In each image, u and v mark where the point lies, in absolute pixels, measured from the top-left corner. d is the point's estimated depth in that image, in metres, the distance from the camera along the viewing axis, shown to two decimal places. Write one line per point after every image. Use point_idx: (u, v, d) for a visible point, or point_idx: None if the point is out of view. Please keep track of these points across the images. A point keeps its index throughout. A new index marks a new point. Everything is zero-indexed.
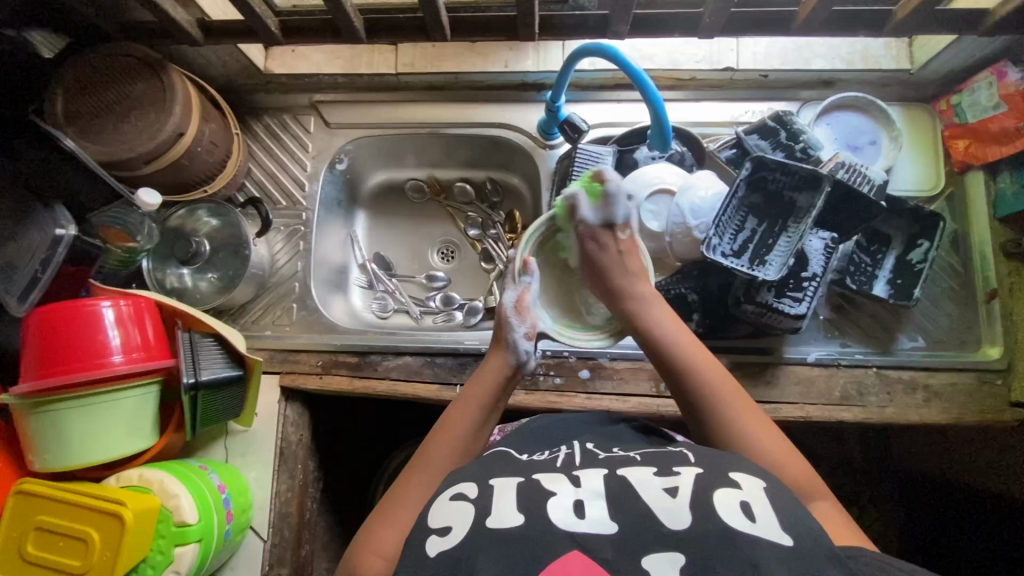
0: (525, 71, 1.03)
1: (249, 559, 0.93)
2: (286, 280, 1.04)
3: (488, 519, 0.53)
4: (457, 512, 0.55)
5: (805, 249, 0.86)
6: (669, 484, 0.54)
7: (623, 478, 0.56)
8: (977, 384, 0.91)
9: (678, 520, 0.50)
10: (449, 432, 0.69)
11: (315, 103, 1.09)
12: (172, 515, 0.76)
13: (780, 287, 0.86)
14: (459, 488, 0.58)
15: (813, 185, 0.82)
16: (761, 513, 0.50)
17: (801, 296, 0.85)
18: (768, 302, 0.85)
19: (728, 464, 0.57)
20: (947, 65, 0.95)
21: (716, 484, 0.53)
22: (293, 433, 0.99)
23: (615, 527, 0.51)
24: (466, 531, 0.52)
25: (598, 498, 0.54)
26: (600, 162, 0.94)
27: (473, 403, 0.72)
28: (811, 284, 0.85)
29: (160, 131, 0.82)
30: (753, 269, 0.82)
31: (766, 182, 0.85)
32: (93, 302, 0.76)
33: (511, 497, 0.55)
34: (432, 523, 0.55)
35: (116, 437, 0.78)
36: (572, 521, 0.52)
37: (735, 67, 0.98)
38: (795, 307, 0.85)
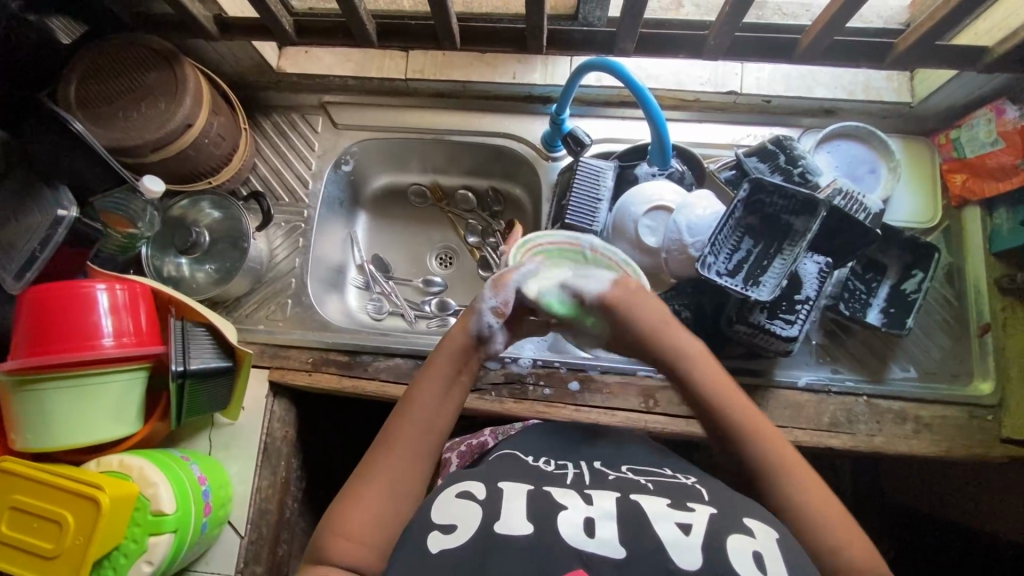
0: (532, 83, 1.05)
1: (226, 552, 0.92)
2: (283, 275, 1.05)
3: (496, 523, 0.52)
4: (463, 511, 0.54)
5: (799, 271, 0.87)
6: (683, 520, 0.52)
7: (636, 504, 0.55)
8: (968, 418, 0.91)
9: (690, 561, 0.48)
10: (419, 408, 0.63)
11: (324, 103, 1.11)
12: (149, 503, 0.75)
13: (772, 308, 0.86)
14: (465, 486, 0.58)
15: (811, 210, 0.83)
16: (773, 568, 0.48)
17: (793, 319, 0.85)
18: (760, 323, 0.85)
19: (745, 510, 0.54)
20: (947, 100, 0.96)
21: (730, 528, 0.51)
22: (279, 429, 0.99)
23: (622, 552, 0.49)
24: (468, 534, 0.51)
25: (609, 518, 0.52)
26: (601, 177, 0.95)
27: (442, 375, 0.65)
28: (803, 306, 0.85)
29: (169, 120, 0.83)
30: (747, 289, 0.83)
31: (763, 205, 0.86)
32: (89, 284, 0.76)
33: (521, 505, 0.54)
34: (436, 518, 0.54)
35: (100, 421, 0.77)
36: (581, 540, 0.50)
37: (739, 91, 1.00)
38: (787, 329, 0.85)
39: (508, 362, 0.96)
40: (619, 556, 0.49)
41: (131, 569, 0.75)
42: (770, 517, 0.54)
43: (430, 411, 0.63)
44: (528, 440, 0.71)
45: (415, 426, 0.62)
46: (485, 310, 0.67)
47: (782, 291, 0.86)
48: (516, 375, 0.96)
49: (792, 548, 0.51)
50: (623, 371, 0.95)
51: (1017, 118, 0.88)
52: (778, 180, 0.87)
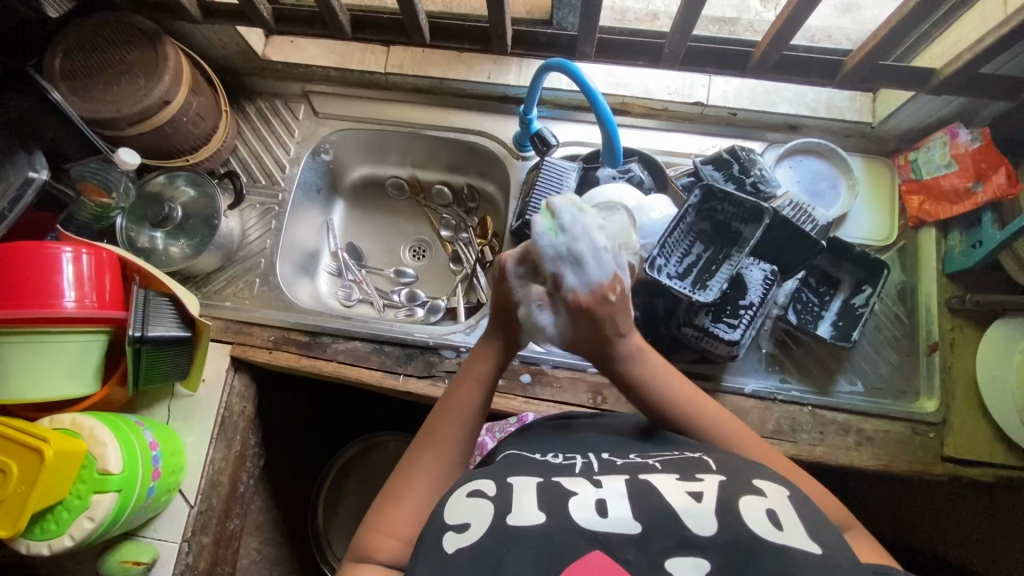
0: (506, 84, 1.08)
1: (173, 521, 0.94)
2: (253, 255, 1.08)
3: (509, 516, 0.53)
4: (476, 509, 0.55)
5: (743, 277, 0.88)
6: (694, 488, 0.54)
7: (646, 482, 0.56)
8: (910, 434, 0.92)
9: (705, 526, 0.50)
10: (457, 413, 0.70)
11: (307, 92, 1.14)
12: (95, 462, 0.77)
13: (717, 312, 0.88)
14: (475, 485, 0.58)
15: (755, 221, 0.85)
16: (788, 522, 0.51)
17: (737, 323, 0.87)
18: (704, 326, 0.87)
19: (751, 472, 0.57)
20: (906, 123, 0.99)
21: (742, 490, 0.54)
22: (237, 404, 1.01)
23: (638, 527, 0.51)
24: (484, 529, 0.53)
25: (621, 497, 0.54)
26: (564, 177, 0.98)
27: (477, 381, 0.73)
28: (746, 312, 0.87)
29: (146, 96, 0.87)
30: (692, 292, 0.85)
31: (711, 215, 0.88)
32: (56, 248, 0.79)
33: (532, 496, 0.55)
34: (449, 519, 0.55)
35: (56, 379, 0.80)
36: (595, 520, 0.52)
37: (705, 102, 1.03)
38: (730, 333, 0.87)
39: (463, 351, 0.99)
40: (634, 532, 0.51)
41: (73, 526, 0.77)
42: (777, 475, 0.57)
43: (466, 413, 0.70)
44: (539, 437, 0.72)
45: (451, 429, 0.69)
46: (517, 290, 0.71)
47: (726, 296, 0.88)
48: None
49: (803, 502, 0.54)
50: (574, 367, 0.97)
51: (969, 141, 0.92)
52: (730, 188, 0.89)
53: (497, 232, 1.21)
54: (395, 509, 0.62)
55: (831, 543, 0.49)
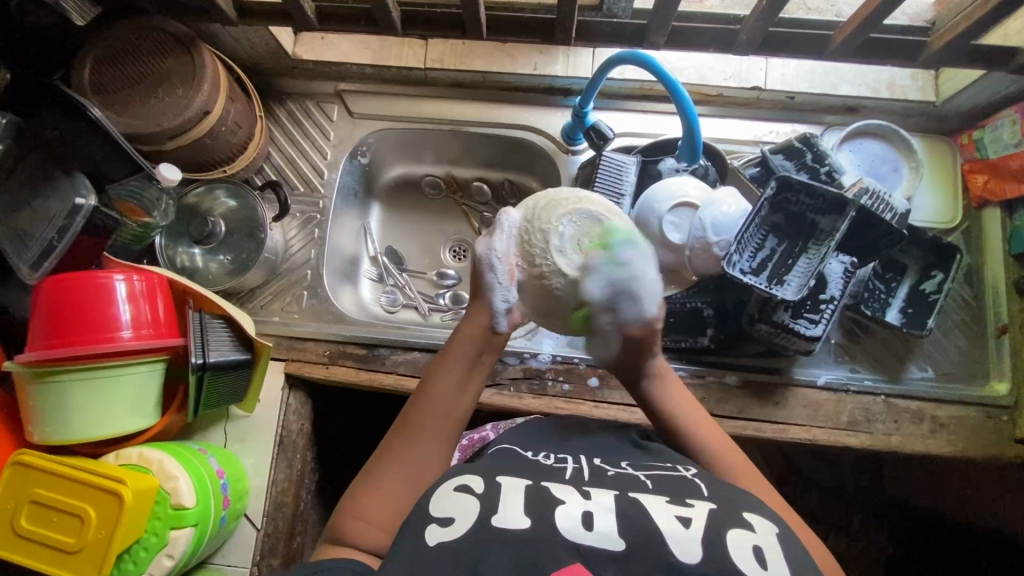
0: (553, 75, 1.03)
1: (242, 546, 0.92)
2: (298, 267, 1.03)
3: (494, 517, 0.52)
4: (462, 504, 0.54)
5: (825, 271, 0.87)
6: (682, 514, 0.53)
7: (635, 499, 0.55)
8: (983, 418, 0.91)
9: (690, 552, 0.49)
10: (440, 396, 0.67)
11: (339, 91, 1.09)
12: (169, 496, 0.75)
13: (796, 308, 0.86)
14: (463, 479, 0.57)
15: (836, 211, 0.83)
16: (773, 562, 0.49)
17: (818, 318, 0.85)
18: (783, 322, 0.85)
19: (743, 505, 0.55)
20: (970, 101, 0.96)
21: (729, 523, 0.52)
22: (294, 422, 0.98)
23: (622, 544, 0.50)
24: (471, 523, 0.52)
25: (608, 513, 0.53)
26: (623, 172, 0.94)
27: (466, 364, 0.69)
28: (828, 306, 0.86)
29: (186, 107, 0.82)
30: (772, 288, 0.82)
31: (788, 208, 0.86)
32: (106, 275, 0.75)
33: (520, 500, 0.54)
34: (434, 511, 0.54)
35: (118, 415, 0.76)
36: (580, 533, 0.51)
37: (763, 86, 0.99)
38: (811, 329, 0.85)
39: (528, 357, 0.96)
40: (618, 549, 0.50)
41: (151, 564, 0.75)
42: (767, 510, 0.55)
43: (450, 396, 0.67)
44: (520, 437, 0.70)
45: (434, 417, 0.65)
46: (495, 301, 0.68)
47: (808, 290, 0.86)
48: (536, 370, 0.96)
49: (792, 542, 0.52)
50: None
51: None
52: (805, 178, 0.87)
53: None
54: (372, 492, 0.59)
55: None
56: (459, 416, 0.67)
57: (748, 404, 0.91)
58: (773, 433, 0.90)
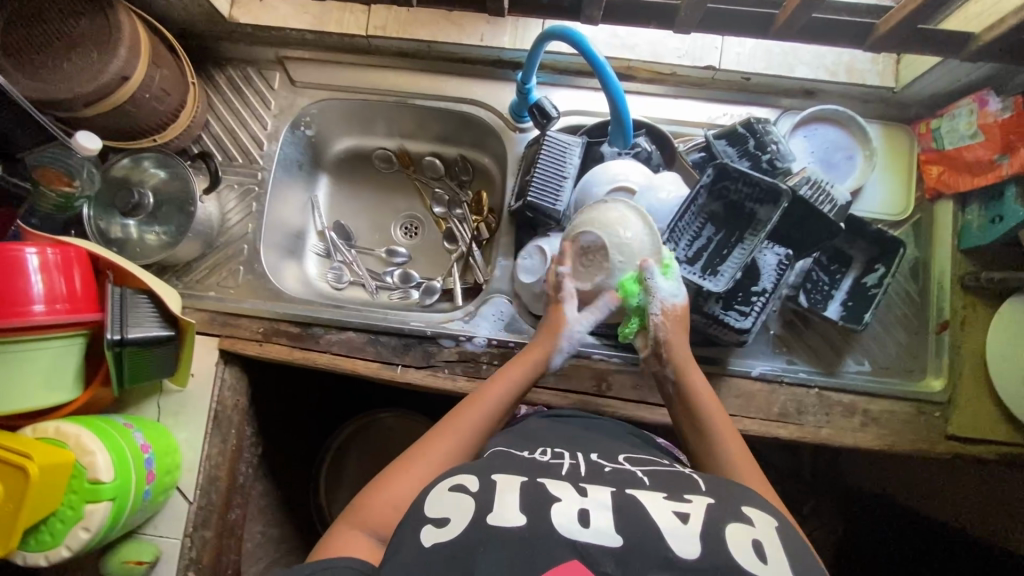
0: (501, 47, 0.99)
1: (173, 517, 0.93)
2: (235, 240, 1.01)
3: (489, 515, 0.51)
4: (457, 503, 0.54)
5: (757, 263, 0.85)
6: (680, 510, 0.53)
7: (631, 496, 0.55)
8: (915, 414, 0.91)
9: (688, 550, 0.49)
10: (488, 403, 0.71)
11: (281, 58, 1.05)
12: (86, 471, 0.75)
13: (728, 299, 0.85)
14: (458, 479, 0.57)
15: (768, 201, 0.81)
16: (772, 555, 0.49)
17: (748, 310, 0.84)
18: (714, 314, 0.84)
19: (741, 496, 0.56)
20: (931, 88, 0.92)
21: (727, 519, 0.52)
22: (230, 398, 0.98)
23: (619, 541, 0.50)
24: (465, 523, 0.52)
25: (604, 509, 0.52)
26: (567, 152, 0.92)
27: (512, 380, 0.74)
28: (759, 297, 0.84)
29: (101, 72, 0.78)
30: (701, 279, 0.81)
31: (724, 199, 0.84)
32: (17, 248, 0.72)
33: (514, 496, 0.54)
34: (429, 513, 0.54)
35: (34, 389, 0.76)
36: (576, 530, 0.50)
37: (717, 66, 0.95)
38: (740, 321, 0.84)
39: (463, 340, 0.95)
40: (617, 545, 0.49)
41: (68, 536, 0.75)
42: (765, 503, 0.56)
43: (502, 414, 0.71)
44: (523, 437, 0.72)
45: (479, 421, 0.69)
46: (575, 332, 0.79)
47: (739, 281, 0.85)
48: (470, 353, 0.95)
49: (789, 536, 0.53)
50: (577, 353, 0.94)
51: (999, 110, 0.85)
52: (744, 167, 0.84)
53: (493, 208, 1.15)
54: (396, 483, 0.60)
55: None
56: (495, 428, 0.71)
57: None
58: None
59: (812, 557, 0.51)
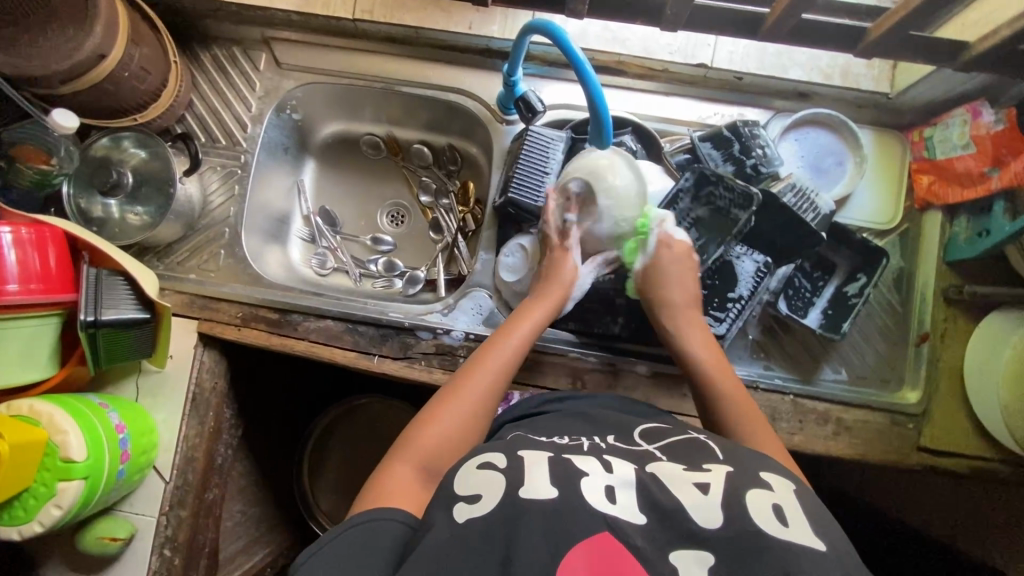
0: (490, 36, 0.97)
1: (150, 496, 0.94)
2: (216, 224, 1.01)
3: (521, 489, 0.54)
4: (488, 482, 0.57)
5: (735, 269, 0.86)
6: (700, 481, 0.55)
7: (654, 474, 0.57)
8: (889, 425, 0.91)
9: (711, 519, 0.51)
10: (501, 350, 0.77)
11: (267, 39, 1.03)
12: (58, 449, 0.76)
13: (704, 304, 0.86)
14: (486, 457, 0.60)
15: (739, 204, 0.82)
16: (792, 517, 0.52)
17: (724, 317, 0.86)
18: None
19: (759, 464, 0.59)
20: (926, 95, 0.90)
21: (749, 484, 0.54)
22: (208, 380, 0.98)
23: (643, 519, 0.52)
24: (496, 500, 0.54)
25: (627, 486, 0.55)
26: (551, 148, 0.92)
27: (522, 327, 0.79)
28: (735, 304, 0.85)
29: (77, 49, 0.77)
30: None
31: (704, 203, 0.85)
32: None
33: (543, 472, 0.56)
34: (459, 491, 0.57)
35: (9, 368, 0.76)
36: (604, 504, 0.53)
37: (710, 64, 0.93)
38: (716, 326, 0.85)
39: (440, 333, 0.95)
40: (642, 521, 0.52)
41: (41, 512, 0.77)
42: (783, 469, 0.58)
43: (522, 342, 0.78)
44: (545, 420, 0.72)
45: (493, 367, 0.75)
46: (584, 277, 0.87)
47: (715, 287, 0.86)
48: (448, 346, 0.95)
49: (806, 496, 0.55)
50: (554, 351, 0.93)
51: (992, 122, 0.82)
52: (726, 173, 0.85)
53: (480, 199, 1.14)
54: (433, 425, 0.68)
55: (833, 544, 0.50)
56: (511, 372, 0.76)
57: (656, 394, 0.91)
58: None
59: (829, 516, 0.54)
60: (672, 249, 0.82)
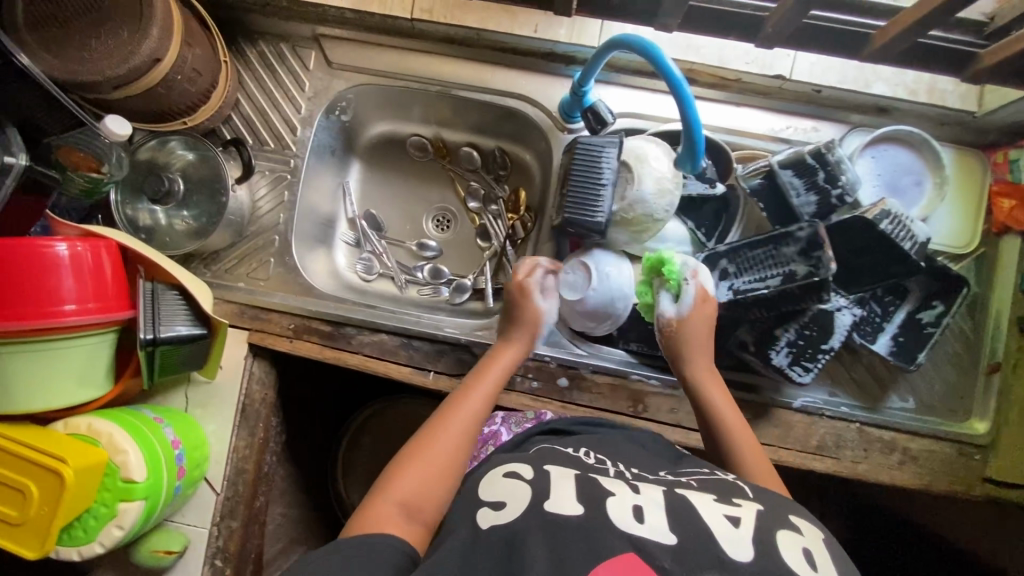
0: (555, 39, 0.92)
1: (201, 507, 0.93)
2: (266, 230, 0.98)
3: (546, 503, 0.54)
4: (514, 491, 0.57)
5: (833, 320, 0.82)
6: (732, 514, 0.53)
7: (684, 498, 0.55)
8: (954, 455, 0.89)
9: (741, 551, 0.49)
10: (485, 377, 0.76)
11: (317, 36, 0.98)
12: (119, 470, 0.74)
13: (797, 353, 0.83)
14: (513, 468, 0.61)
15: (827, 269, 0.76)
16: (822, 565, 0.50)
17: (813, 366, 0.83)
18: (781, 366, 0.83)
19: (788, 508, 0.56)
20: (1016, 115, 0.86)
21: (777, 525, 0.52)
22: (258, 391, 0.96)
23: (673, 538, 0.50)
24: (518, 512, 0.54)
25: (657, 507, 0.53)
26: (603, 154, 0.84)
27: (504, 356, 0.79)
28: (825, 356, 0.82)
29: (132, 54, 0.72)
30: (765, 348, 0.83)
31: (791, 264, 0.80)
32: (47, 244, 0.69)
33: (570, 487, 0.56)
34: (484, 495, 0.58)
35: (67, 388, 0.74)
36: (632, 523, 0.51)
37: (787, 76, 0.88)
38: (804, 377, 0.83)
39: None
40: (671, 541, 0.50)
41: (102, 532, 0.75)
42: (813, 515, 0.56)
43: (498, 378, 0.77)
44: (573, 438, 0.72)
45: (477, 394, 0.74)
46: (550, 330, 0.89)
47: (810, 337, 0.83)
48: None
49: (837, 549, 0.53)
50: (615, 373, 0.91)
51: None
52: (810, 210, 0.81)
53: (531, 206, 1.10)
54: (420, 456, 0.65)
55: None
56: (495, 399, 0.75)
57: None
58: None
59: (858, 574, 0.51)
60: (700, 308, 0.78)
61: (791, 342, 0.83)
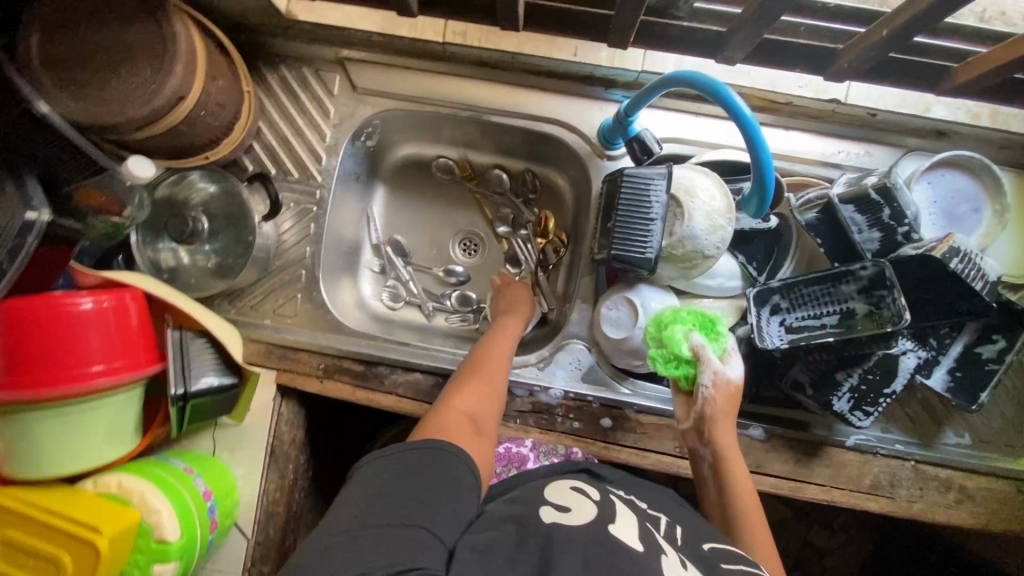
0: (596, 63, 0.87)
1: (233, 555, 0.89)
2: (292, 264, 0.94)
3: (613, 525, 0.53)
4: (578, 501, 0.57)
5: (899, 363, 0.81)
6: None
7: None
8: (1012, 492, 0.86)
9: None
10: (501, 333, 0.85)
11: (342, 59, 0.93)
12: (151, 531, 0.71)
13: (858, 398, 0.81)
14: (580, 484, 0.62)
15: (894, 311, 0.73)
16: None
17: (874, 411, 0.82)
18: (842, 412, 0.81)
19: None
20: None
21: None
22: (287, 432, 0.93)
23: None
24: (585, 519, 0.53)
25: None
26: (650, 186, 0.79)
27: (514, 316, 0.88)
28: (887, 400, 0.81)
29: (154, 96, 0.68)
30: (825, 393, 0.80)
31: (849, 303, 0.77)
32: (72, 301, 0.65)
33: (633, 525, 0.54)
34: (551, 496, 0.58)
35: (96, 447, 0.71)
36: None
37: (843, 100, 0.84)
38: (863, 421, 0.82)
39: (537, 391, 0.89)
40: None
41: None
42: None
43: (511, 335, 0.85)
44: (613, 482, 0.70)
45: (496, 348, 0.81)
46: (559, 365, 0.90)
47: (872, 382, 0.81)
48: (545, 405, 0.89)
49: None
50: (660, 412, 0.88)
51: None
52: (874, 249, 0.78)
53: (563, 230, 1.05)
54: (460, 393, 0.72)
55: None
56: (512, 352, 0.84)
57: (770, 460, 0.85)
58: (788, 491, 0.85)
59: None
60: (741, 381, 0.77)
61: (854, 387, 0.80)
